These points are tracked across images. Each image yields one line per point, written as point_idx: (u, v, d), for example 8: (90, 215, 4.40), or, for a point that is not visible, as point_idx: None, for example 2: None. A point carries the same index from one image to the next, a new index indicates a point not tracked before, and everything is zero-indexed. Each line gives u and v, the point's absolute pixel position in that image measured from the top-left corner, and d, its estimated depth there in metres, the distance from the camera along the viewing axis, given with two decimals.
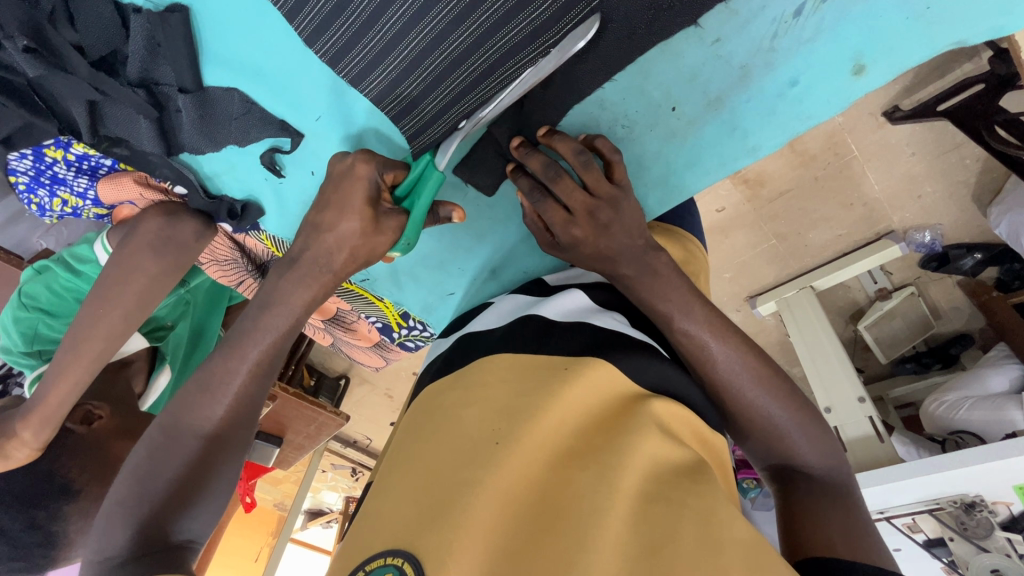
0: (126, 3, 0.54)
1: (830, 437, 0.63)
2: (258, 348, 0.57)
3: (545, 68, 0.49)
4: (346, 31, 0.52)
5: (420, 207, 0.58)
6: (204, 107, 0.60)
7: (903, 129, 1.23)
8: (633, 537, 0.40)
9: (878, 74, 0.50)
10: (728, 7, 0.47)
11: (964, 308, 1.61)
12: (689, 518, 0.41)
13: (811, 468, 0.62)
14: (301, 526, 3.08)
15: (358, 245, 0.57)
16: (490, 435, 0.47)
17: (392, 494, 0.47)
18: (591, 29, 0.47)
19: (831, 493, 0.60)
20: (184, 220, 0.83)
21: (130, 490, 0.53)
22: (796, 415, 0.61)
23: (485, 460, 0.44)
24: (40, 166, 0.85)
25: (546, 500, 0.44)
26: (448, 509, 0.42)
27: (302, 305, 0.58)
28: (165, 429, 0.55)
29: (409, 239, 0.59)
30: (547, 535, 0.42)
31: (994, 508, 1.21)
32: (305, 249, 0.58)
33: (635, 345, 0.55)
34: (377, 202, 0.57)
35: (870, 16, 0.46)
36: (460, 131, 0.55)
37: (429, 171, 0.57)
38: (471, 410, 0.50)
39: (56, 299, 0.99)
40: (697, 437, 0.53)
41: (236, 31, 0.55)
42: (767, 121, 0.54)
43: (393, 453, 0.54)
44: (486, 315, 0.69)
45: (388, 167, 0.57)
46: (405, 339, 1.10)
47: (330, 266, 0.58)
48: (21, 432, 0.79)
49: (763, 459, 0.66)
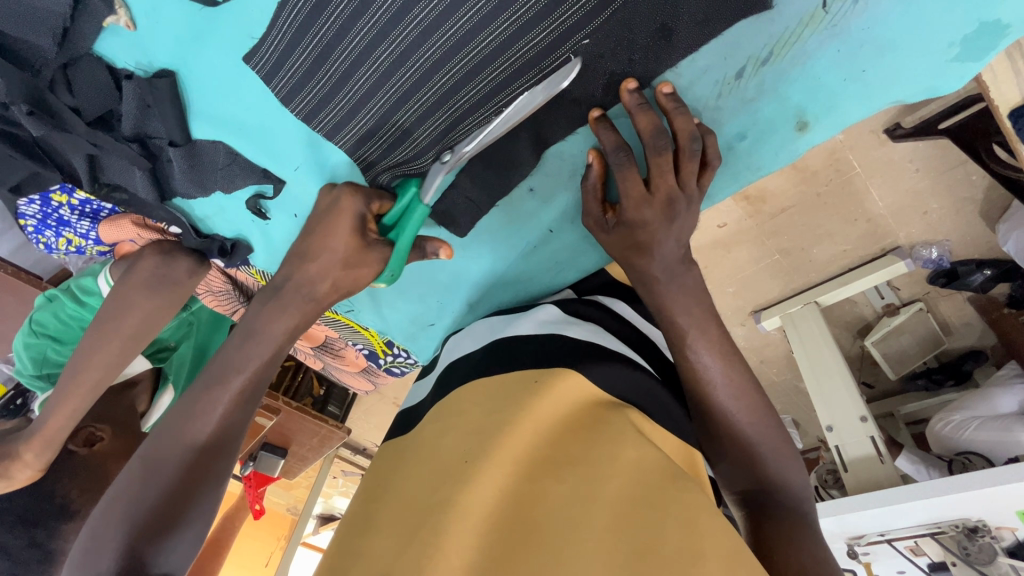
0: (120, 69, 0.59)
1: (796, 458, 0.66)
2: (246, 370, 0.60)
3: (526, 104, 0.50)
4: (317, 93, 0.56)
5: (406, 238, 0.62)
6: (192, 158, 0.65)
7: (904, 146, 1.21)
8: (617, 545, 0.41)
9: (822, 130, 0.53)
10: (672, 73, 0.51)
11: (976, 325, 1.55)
12: (672, 524, 0.42)
13: (783, 494, 0.64)
14: (312, 531, 3.15)
15: (341, 275, 0.62)
16: (462, 456, 0.49)
17: (378, 531, 0.49)
18: (572, 73, 0.48)
19: (801, 517, 0.62)
20: (178, 258, 0.89)
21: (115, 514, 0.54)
22: (765, 438, 0.63)
23: (458, 481, 0.47)
24: (46, 211, 0.91)
25: (523, 511, 0.46)
26: (425, 531, 0.44)
27: (286, 331, 0.62)
28: (147, 455, 0.57)
29: (393, 272, 0.63)
30: (522, 547, 0.43)
31: (999, 534, 1.19)
32: (288, 278, 0.63)
33: (608, 354, 0.59)
34: (364, 231, 0.61)
35: (810, 77, 0.49)
36: (443, 165, 0.56)
37: (416, 203, 0.61)
38: (447, 437, 0.53)
39: (62, 326, 1.05)
40: (670, 444, 0.55)
41: (219, 91, 0.59)
42: (720, 171, 0.58)
43: (379, 487, 0.56)
44: (463, 338, 0.72)
45: (373, 198, 0.61)
46: (392, 364, 1.16)
47: (312, 295, 0.63)
48: (25, 453, 0.86)
49: (732, 485, 0.67)
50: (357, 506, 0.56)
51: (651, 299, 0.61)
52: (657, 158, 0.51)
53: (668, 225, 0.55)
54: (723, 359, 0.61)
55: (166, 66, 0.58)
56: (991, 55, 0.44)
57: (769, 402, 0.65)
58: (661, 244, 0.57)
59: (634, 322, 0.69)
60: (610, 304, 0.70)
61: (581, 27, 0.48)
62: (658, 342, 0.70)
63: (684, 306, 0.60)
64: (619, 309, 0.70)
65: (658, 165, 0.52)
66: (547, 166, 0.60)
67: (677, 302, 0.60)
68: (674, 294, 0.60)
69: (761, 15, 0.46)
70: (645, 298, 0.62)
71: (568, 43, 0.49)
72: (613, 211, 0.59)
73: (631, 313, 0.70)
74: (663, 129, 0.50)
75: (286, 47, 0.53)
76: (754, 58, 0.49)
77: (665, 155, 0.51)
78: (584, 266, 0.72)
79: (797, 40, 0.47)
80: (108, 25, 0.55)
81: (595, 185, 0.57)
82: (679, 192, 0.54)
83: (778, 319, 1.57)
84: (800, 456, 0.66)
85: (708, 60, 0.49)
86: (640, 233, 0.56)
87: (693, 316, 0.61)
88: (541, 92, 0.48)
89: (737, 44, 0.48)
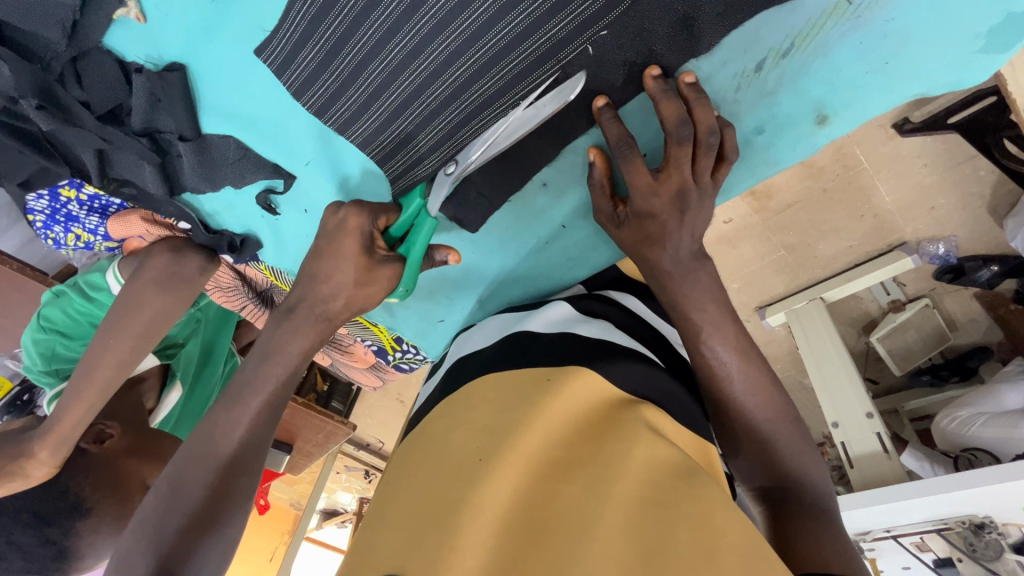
0: (129, 62, 0.58)
1: (811, 453, 0.66)
2: (263, 384, 0.61)
3: (527, 119, 0.50)
4: (329, 87, 0.55)
5: (416, 252, 0.60)
6: (202, 152, 0.65)
7: (912, 141, 1.20)
8: (631, 544, 0.41)
9: (842, 124, 0.52)
10: (695, 63, 0.50)
11: (982, 320, 1.54)
12: (686, 521, 0.42)
13: (801, 491, 0.63)
14: (315, 525, 3.16)
15: (354, 292, 0.60)
16: (474, 454, 0.49)
17: (390, 530, 0.49)
18: (578, 86, 0.48)
19: (819, 511, 0.62)
20: (188, 255, 0.89)
21: (154, 511, 0.57)
22: (781, 433, 0.63)
23: (470, 479, 0.47)
24: (55, 206, 0.89)
25: (535, 511, 0.46)
26: (436, 529, 0.44)
27: (304, 345, 0.62)
28: (175, 471, 0.59)
29: (407, 285, 0.62)
30: (537, 548, 0.43)
31: (1006, 530, 1.19)
32: (302, 300, 0.62)
33: (619, 351, 0.59)
34: (372, 248, 0.60)
35: (831, 70, 0.48)
36: (447, 176, 0.56)
37: (424, 216, 0.59)
38: (457, 434, 0.53)
39: (70, 322, 1.05)
40: (684, 440, 0.54)
41: (230, 85, 0.59)
42: (737, 165, 0.57)
43: (391, 485, 0.56)
44: (474, 335, 0.72)
45: (379, 214, 0.60)
46: (399, 361, 1.16)
47: (327, 312, 0.62)
48: (39, 451, 0.85)
49: (749, 480, 0.67)
50: (371, 506, 0.56)
51: (668, 295, 0.60)
52: (678, 149, 0.50)
53: (679, 216, 0.55)
54: (739, 354, 0.61)
55: (176, 59, 0.58)
56: (1016, 48, 0.43)
57: (785, 397, 0.65)
58: (677, 239, 0.56)
59: (647, 318, 0.69)
60: (622, 299, 0.70)
61: (600, 16, 0.47)
62: (672, 338, 0.69)
63: (700, 301, 0.60)
64: (629, 303, 0.69)
65: (678, 157, 0.51)
66: (561, 161, 0.60)
67: (693, 297, 0.59)
68: (690, 290, 0.59)
69: (783, 7, 0.45)
70: (660, 293, 0.61)
71: (586, 33, 0.48)
72: (623, 204, 0.59)
73: (643, 308, 0.70)
74: (686, 117, 0.49)
75: (299, 39, 0.53)
76: (774, 51, 0.48)
77: (686, 147, 0.50)
78: (596, 262, 0.71)
79: (819, 31, 0.46)
80: (118, 17, 0.54)
81: (601, 181, 0.57)
82: (693, 185, 0.53)
83: (784, 315, 1.56)
84: (816, 452, 0.66)
85: (727, 53, 0.49)
86: (650, 225, 0.56)
87: (709, 311, 0.60)
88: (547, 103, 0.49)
89: (757, 36, 0.48)
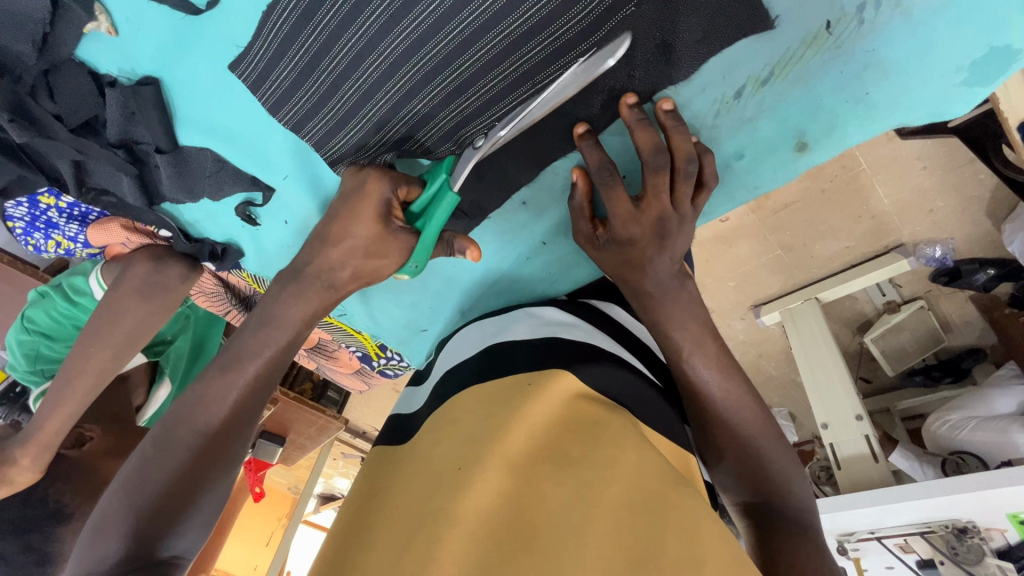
0: (102, 75, 0.57)
1: (793, 467, 0.66)
2: (259, 363, 0.59)
3: (569, 83, 0.46)
4: (305, 103, 0.55)
5: (432, 229, 0.59)
6: (180, 164, 0.65)
7: (912, 143, 1.19)
8: (617, 551, 0.41)
9: (822, 151, 0.52)
10: (673, 90, 0.49)
11: (976, 323, 1.54)
12: (673, 528, 0.43)
13: (786, 506, 0.63)
14: (313, 510, 3.19)
15: (362, 262, 0.60)
16: (455, 463, 0.49)
17: (372, 546, 0.47)
18: (622, 49, 0.44)
19: (800, 528, 0.62)
20: (169, 264, 0.89)
21: (119, 502, 0.53)
22: (763, 448, 0.63)
23: (453, 490, 0.46)
24: (35, 213, 0.90)
25: (521, 515, 0.45)
26: (420, 539, 0.44)
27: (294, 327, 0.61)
28: (156, 440, 0.56)
29: (418, 261, 0.61)
30: (520, 548, 0.42)
31: (990, 535, 1.21)
32: (308, 262, 0.61)
33: (602, 355, 0.59)
34: (388, 217, 0.58)
35: (812, 99, 0.48)
36: (477, 150, 0.53)
37: (445, 191, 0.57)
38: (442, 445, 0.52)
39: (55, 324, 1.05)
40: (664, 445, 0.55)
41: (206, 98, 0.58)
42: (717, 190, 0.57)
43: (375, 496, 0.55)
44: (455, 344, 0.72)
45: (400, 184, 0.57)
46: (384, 367, 1.17)
47: (332, 282, 0.61)
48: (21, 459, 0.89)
49: (735, 496, 0.66)
50: (352, 513, 0.56)
51: (648, 315, 0.61)
52: (654, 177, 0.50)
53: (659, 243, 0.55)
54: (721, 371, 0.61)
55: (149, 73, 0.57)
56: (997, 82, 0.43)
57: (767, 412, 0.65)
58: (655, 264, 0.56)
59: (629, 326, 0.68)
60: (606, 309, 0.69)
61: (576, 43, 0.47)
62: (652, 346, 0.70)
63: (679, 322, 0.60)
64: (612, 312, 0.69)
65: (655, 184, 0.51)
66: (541, 181, 0.59)
67: (673, 318, 0.60)
68: (670, 310, 0.60)
69: (762, 35, 0.45)
70: (642, 314, 0.61)
71: (565, 58, 0.48)
72: (604, 226, 0.58)
73: (626, 318, 0.69)
74: (661, 146, 0.49)
75: (273, 56, 0.52)
76: (753, 78, 0.48)
77: (663, 175, 0.50)
78: (577, 278, 0.71)
79: (798, 61, 0.46)
80: (89, 30, 0.53)
81: (581, 204, 0.57)
82: (671, 212, 0.53)
83: (778, 314, 1.55)
84: (797, 465, 0.66)
85: (706, 81, 0.49)
86: (630, 250, 0.56)
87: (689, 331, 0.60)
88: (582, 75, 0.45)
89: (736, 64, 0.47)
